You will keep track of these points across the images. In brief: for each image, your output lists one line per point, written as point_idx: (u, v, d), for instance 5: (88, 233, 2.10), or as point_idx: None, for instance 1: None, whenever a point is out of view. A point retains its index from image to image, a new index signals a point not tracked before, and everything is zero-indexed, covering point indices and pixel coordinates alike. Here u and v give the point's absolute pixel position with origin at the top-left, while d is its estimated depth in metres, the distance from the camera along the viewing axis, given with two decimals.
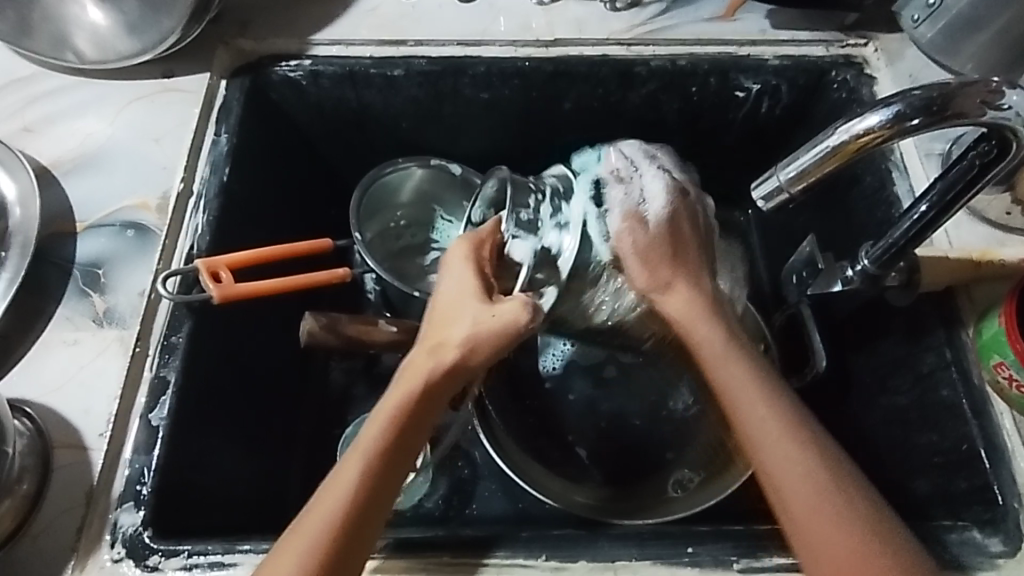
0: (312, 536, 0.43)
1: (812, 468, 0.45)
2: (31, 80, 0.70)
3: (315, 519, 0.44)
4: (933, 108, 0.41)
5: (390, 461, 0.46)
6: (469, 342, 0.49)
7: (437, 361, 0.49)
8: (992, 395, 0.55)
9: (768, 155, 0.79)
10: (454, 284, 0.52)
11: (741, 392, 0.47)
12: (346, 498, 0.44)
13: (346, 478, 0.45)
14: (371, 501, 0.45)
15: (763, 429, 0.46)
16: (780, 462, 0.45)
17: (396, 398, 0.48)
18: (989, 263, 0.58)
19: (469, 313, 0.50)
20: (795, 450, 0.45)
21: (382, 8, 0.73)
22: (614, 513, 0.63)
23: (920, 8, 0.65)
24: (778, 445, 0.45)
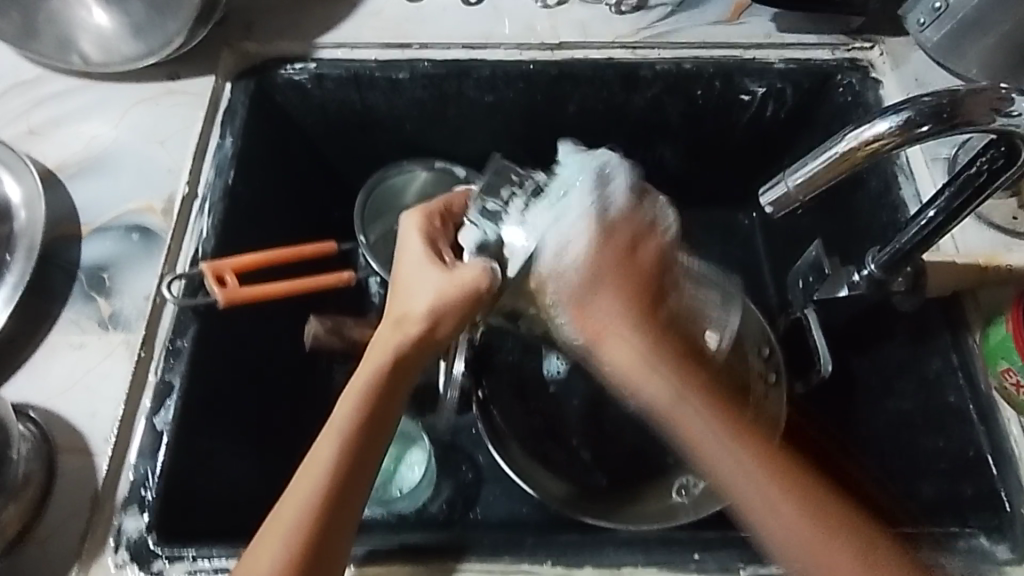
0: (295, 518, 0.44)
1: (802, 508, 0.43)
2: (37, 83, 0.70)
3: (293, 504, 0.44)
4: (943, 114, 0.40)
5: (366, 438, 0.46)
6: (435, 310, 0.49)
7: (403, 332, 0.49)
8: (999, 401, 0.54)
9: (773, 158, 0.79)
10: (411, 257, 0.51)
11: (723, 444, 0.44)
12: (324, 479, 0.44)
13: (324, 459, 0.45)
14: (352, 481, 0.45)
15: (751, 477, 0.44)
16: (761, 504, 0.43)
17: (366, 373, 0.48)
18: (995, 269, 0.58)
19: (429, 281, 0.50)
20: (784, 498, 0.43)
21: (386, 11, 0.73)
22: (616, 514, 0.62)
23: (926, 12, 0.65)
24: (766, 487, 0.43)
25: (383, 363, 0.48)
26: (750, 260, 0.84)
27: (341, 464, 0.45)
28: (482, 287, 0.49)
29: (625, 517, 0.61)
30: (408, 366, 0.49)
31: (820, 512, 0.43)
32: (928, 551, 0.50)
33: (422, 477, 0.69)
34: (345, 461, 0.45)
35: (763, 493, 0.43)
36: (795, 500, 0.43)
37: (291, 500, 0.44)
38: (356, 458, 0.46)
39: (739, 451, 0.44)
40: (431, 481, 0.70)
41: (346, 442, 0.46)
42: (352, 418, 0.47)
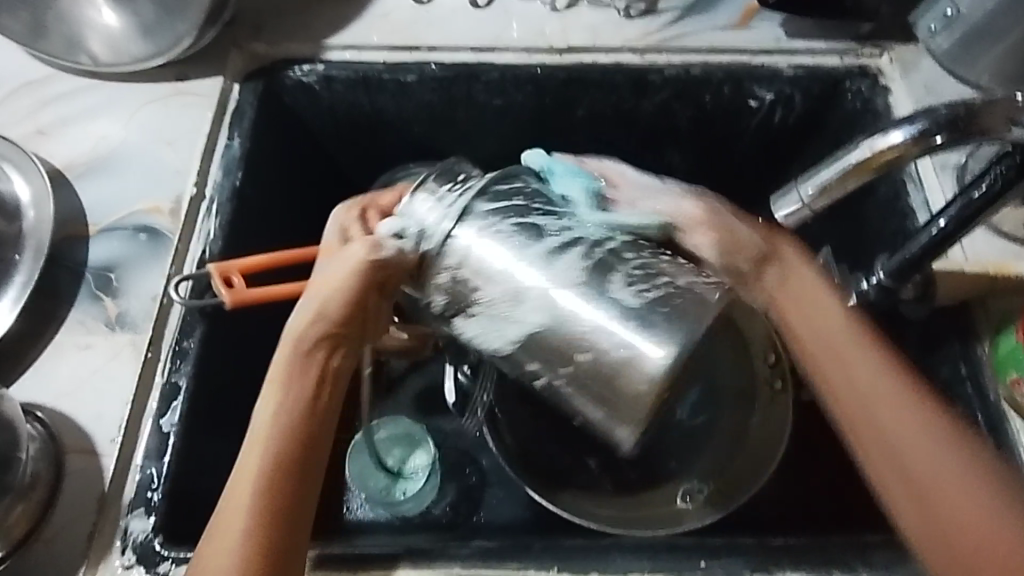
0: (240, 512, 0.45)
1: (963, 470, 0.45)
2: (45, 82, 0.70)
3: (243, 498, 0.45)
4: (958, 125, 0.40)
5: (294, 426, 0.48)
6: (325, 301, 0.50)
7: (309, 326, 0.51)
8: (1009, 412, 0.54)
9: (781, 164, 0.79)
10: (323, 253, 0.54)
11: (887, 390, 0.47)
12: (262, 470, 0.46)
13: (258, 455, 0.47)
14: (288, 467, 0.47)
15: (909, 438, 0.46)
16: (909, 453, 0.45)
17: (279, 370, 0.50)
18: (1006, 278, 0.58)
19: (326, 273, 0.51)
20: (935, 450, 0.45)
21: (396, 14, 0.73)
22: (620, 523, 0.61)
23: (938, 18, 0.66)
24: (895, 431, 0.46)
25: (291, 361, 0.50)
26: None
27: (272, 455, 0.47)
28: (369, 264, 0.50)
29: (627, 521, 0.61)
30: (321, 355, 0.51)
31: (959, 455, 0.45)
32: None
33: (426, 482, 0.68)
34: (277, 452, 0.47)
35: (874, 435, 0.46)
36: (950, 456, 0.45)
37: (234, 497, 0.46)
38: (288, 447, 0.47)
39: (882, 396, 0.47)
40: (436, 483, 0.69)
41: (274, 437, 0.48)
42: (274, 416, 0.48)
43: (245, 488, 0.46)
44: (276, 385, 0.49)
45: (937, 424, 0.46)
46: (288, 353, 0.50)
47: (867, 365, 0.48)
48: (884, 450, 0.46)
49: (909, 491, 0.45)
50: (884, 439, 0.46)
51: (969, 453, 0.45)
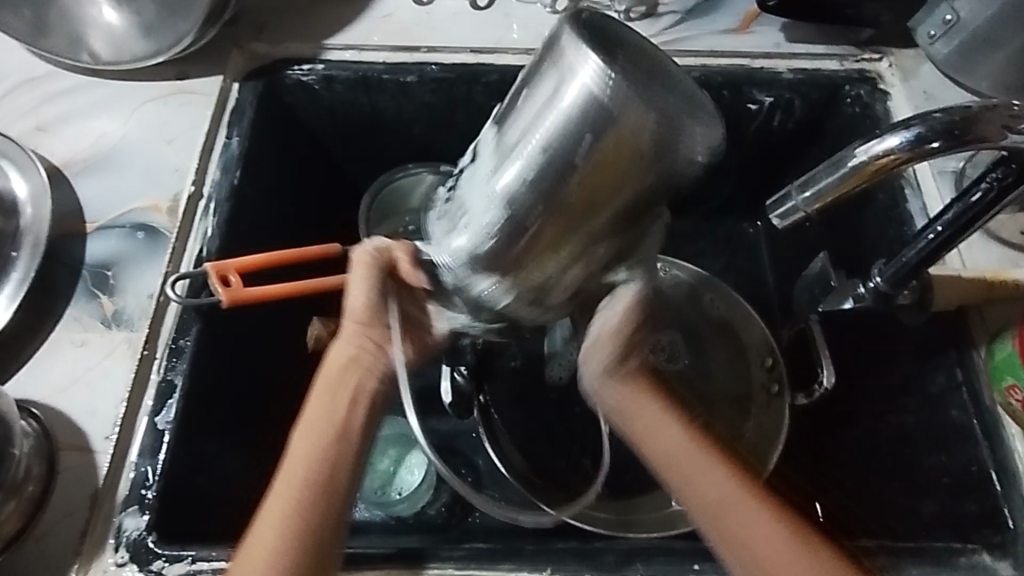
0: (276, 528, 0.43)
1: (779, 526, 0.45)
2: (46, 79, 0.70)
3: (278, 505, 0.44)
4: (954, 132, 0.40)
5: (328, 445, 0.46)
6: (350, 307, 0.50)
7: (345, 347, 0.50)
8: (1005, 419, 0.54)
9: (779, 169, 0.79)
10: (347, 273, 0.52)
11: (695, 454, 0.48)
12: (298, 488, 0.44)
13: (297, 466, 0.45)
14: (321, 486, 0.45)
15: (704, 479, 0.47)
16: (738, 514, 0.45)
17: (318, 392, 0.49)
18: (1003, 285, 0.58)
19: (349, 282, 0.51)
20: (758, 516, 0.45)
21: (396, 14, 0.73)
22: (615, 525, 0.61)
23: (937, 24, 0.66)
24: (699, 472, 0.47)
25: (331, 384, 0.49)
26: (754, 269, 0.84)
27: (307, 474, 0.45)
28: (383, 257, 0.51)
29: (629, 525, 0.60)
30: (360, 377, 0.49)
31: (778, 518, 0.45)
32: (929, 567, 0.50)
33: (420, 481, 0.69)
34: (310, 470, 0.45)
35: (688, 472, 0.47)
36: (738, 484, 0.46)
37: (269, 511, 0.44)
38: (321, 466, 0.45)
39: (695, 463, 0.47)
40: (432, 483, 0.69)
41: (310, 454, 0.46)
42: (308, 434, 0.47)
43: (281, 505, 0.44)
44: (314, 405, 0.48)
45: (719, 462, 0.47)
46: (325, 375, 0.49)
47: (677, 434, 0.49)
48: (693, 487, 0.47)
49: (719, 522, 0.45)
50: (705, 486, 0.46)
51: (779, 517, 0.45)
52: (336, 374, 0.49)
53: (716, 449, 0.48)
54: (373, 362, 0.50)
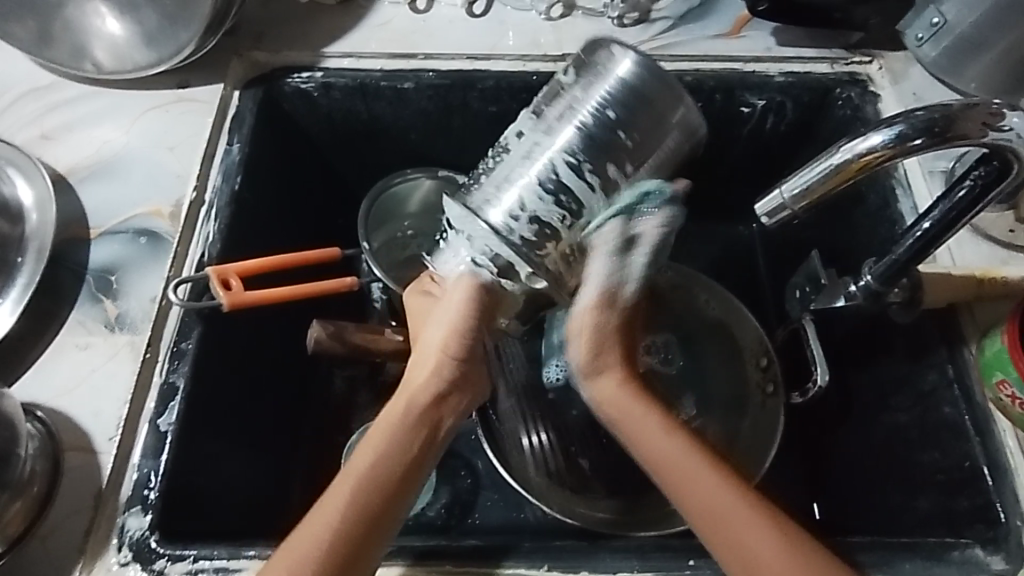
0: (320, 533, 0.46)
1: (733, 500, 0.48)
2: (50, 89, 0.71)
3: (344, 484, 0.48)
4: (935, 129, 0.42)
5: (390, 468, 0.49)
6: (445, 341, 0.53)
7: (426, 388, 0.52)
8: (995, 413, 0.55)
9: (771, 172, 0.79)
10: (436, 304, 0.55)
11: (693, 466, 0.50)
12: (348, 505, 0.47)
13: (368, 458, 0.49)
14: (379, 500, 0.48)
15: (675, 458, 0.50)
16: (730, 514, 0.48)
17: (384, 423, 0.51)
18: (992, 281, 0.58)
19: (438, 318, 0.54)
20: (761, 528, 0.47)
21: (393, 23, 0.74)
22: (656, 524, 0.62)
23: (925, 28, 0.67)
24: (699, 483, 0.49)
25: (399, 415, 0.51)
26: (751, 269, 0.84)
27: (359, 494, 0.47)
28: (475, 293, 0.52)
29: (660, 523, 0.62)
30: (432, 416, 0.51)
31: None
32: (922, 561, 0.50)
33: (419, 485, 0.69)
34: (363, 488, 0.48)
35: (659, 455, 0.51)
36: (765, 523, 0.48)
37: (330, 498, 0.48)
38: (372, 494, 0.48)
39: (693, 471, 0.50)
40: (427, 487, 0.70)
41: (375, 467, 0.49)
42: (379, 444, 0.50)
43: (339, 497, 0.47)
44: (392, 410, 0.51)
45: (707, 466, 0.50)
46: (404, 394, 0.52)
47: (678, 446, 0.51)
48: (690, 502, 0.49)
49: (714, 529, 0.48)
50: (699, 497, 0.49)
51: (771, 521, 0.48)
52: (422, 396, 0.51)
53: (717, 464, 0.50)
54: (450, 400, 0.52)
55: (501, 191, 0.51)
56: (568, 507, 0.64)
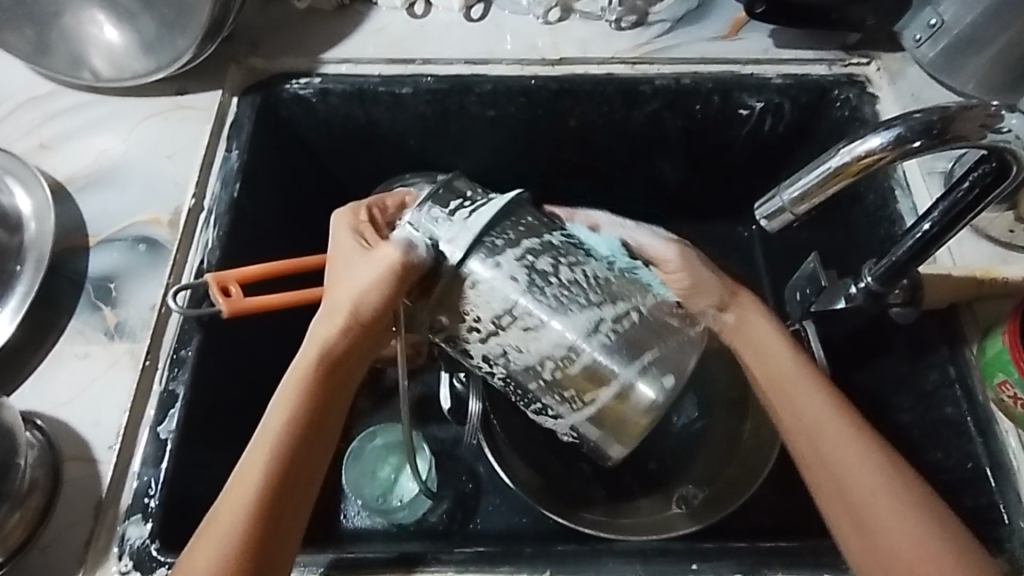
0: (250, 488, 0.47)
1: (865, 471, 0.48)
2: (49, 97, 0.71)
3: (262, 448, 0.48)
4: (934, 131, 0.42)
5: (306, 422, 0.50)
6: (352, 299, 0.51)
7: (333, 340, 0.52)
8: (998, 413, 0.55)
9: (770, 174, 0.79)
10: (362, 273, 0.51)
11: (830, 420, 0.50)
12: (269, 462, 0.48)
13: (279, 421, 0.49)
14: (295, 462, 0.48)
15: (809, 410, 0.51)
16: (832, 446, 0.50)
17: (292, 384, 0.51)
18: (992, 282, 0.58)
19: (356, 271, 0.51)
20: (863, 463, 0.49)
21: (390, 29, 0.75)
22: (659, 526, 0.62)
23: (922, 29, 0.68)
24: (829, 437, 0.50)
25: (310, 367, 0.51)
26: (750, 271, 0.84)
27: (278, 449, 0.48)
28: (403, 261, 0.49)
29: (650, 525, 0.62)
30: (342, 363, 0.52)
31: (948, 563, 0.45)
32: None
33: (419, 489, 0.68)
34: (277, 455, 0.48)
35: (789, 397, 0.52)
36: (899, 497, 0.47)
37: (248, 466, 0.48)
38: (289, 455, 0.48)
39: (797, 385, 0.52)
40: (431, 492, 0.69)
41: (288, 433, 0.49)
42: (289, 411, 0.49)
43: (257, 466, 0.48)
44: (302, 374, 0.51)
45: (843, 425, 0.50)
46: (311, 357, 0.51)
47: (797, 366, 0.53)
48: (789, 417, 0.52)
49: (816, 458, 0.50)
50: (830, 452, 0.49)
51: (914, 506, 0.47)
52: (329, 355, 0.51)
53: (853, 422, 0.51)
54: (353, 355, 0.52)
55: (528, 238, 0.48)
56: (570, 511, 0.64)
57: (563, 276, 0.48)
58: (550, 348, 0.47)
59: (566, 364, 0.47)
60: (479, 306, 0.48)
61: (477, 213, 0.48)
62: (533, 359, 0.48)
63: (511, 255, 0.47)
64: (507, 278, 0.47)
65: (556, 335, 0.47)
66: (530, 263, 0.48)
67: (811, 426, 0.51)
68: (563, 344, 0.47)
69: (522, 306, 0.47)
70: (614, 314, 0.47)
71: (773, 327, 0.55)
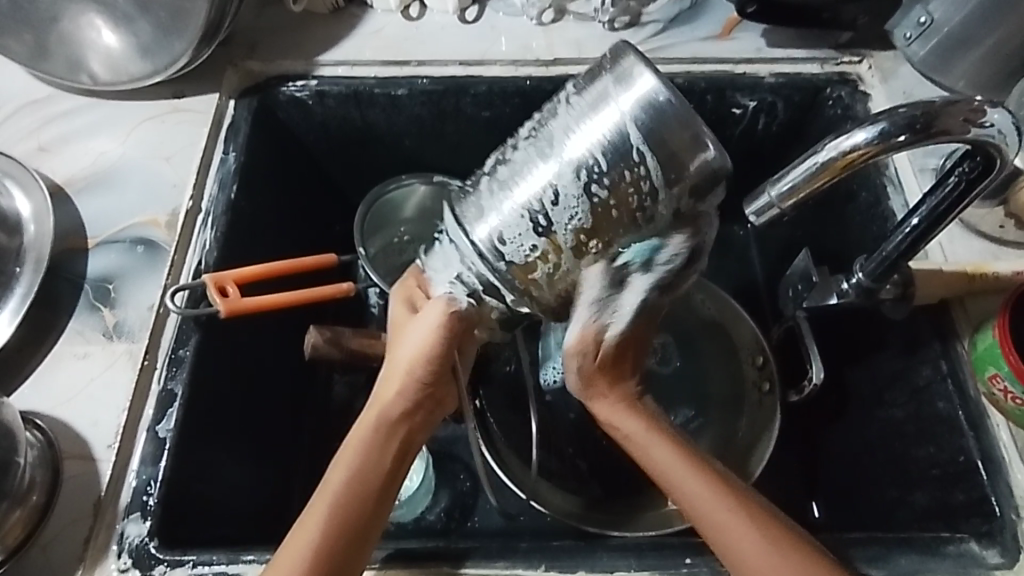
0: (307, 545, 0.46)
1: (764, 544, 0.46)
2: (48, 101, 0.72)
3: (323, 500, 0.48)
4: (918, 126, 0.42)
5: (367, 480, 0.49)
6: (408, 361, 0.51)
7: (395, 402, 0.51)
8: (989, 407, 0.55)
9: (764, 172, 0.80)
10: (415, 336, 0.51)
11: (712, 501, 0.48)
12: (327, 520, 0.47)
13: (338, 477, 0.49)
14: (355, 519, 0.48)
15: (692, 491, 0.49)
16: (725, 524, 0.47)
17: (355, 439, 0.51)
18: (983, 277, 0.58)
19: (411, 329, 0.52)
20: (753, 532, 0.47)
21: (385, 31, 0.75)
22: (655, 522, 0.63)
23: (912, 26, 0.67)
24: (715, 519, 0.48)
25: (371, 426, 0.51)
26: (746, 270, 0.85)
27: (339, 506, 0.48)
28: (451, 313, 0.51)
29: (648, 521, 0.63)
30: (402, 424, 0.52)
31: None
32: (917, 556, 0.51)
33: (417, 488, 0.70)
34: (341, 507, 0.48)
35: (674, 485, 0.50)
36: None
37: (308, 518, 0.48)
38: (351, 512, 0.48)
39: (681, 472, 0.50)
40: (428, 489, 0.71)
41: (348, 488, 0.48)
42: (351, 467, 0.49)
43: (317, 519, 0.47)
44: (363, 431, 0.51)
45: (730, 503, 0.48)
46: (373, 414, 0.52)
47: (669, 446, 0.52)
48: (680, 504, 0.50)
49: (707, 526, 0.48)
50: (721, 535, 0.47)
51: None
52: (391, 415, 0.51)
53: (735, 491, 0.49)
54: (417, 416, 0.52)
55: (482, 181, 0.50)
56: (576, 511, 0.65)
57: (511, 161, 0.49)
58: (568, 182, 0.46)
59: (595, 187, 0.46)
60: (522, 246, 0.48)
61: (448, 225, 0.52)
62: (569, 171, 0.46)
63: (486, 200, 0.49)
64: (501, 212, 0.48)
65: (556, 174, 0.47)
66: (490, 187, 0.50)
67: (698, 508, 0.49)
68: (566, 174, 0.46)
69: (523, 150, 0.49)
70: (558, 121, 0.47)
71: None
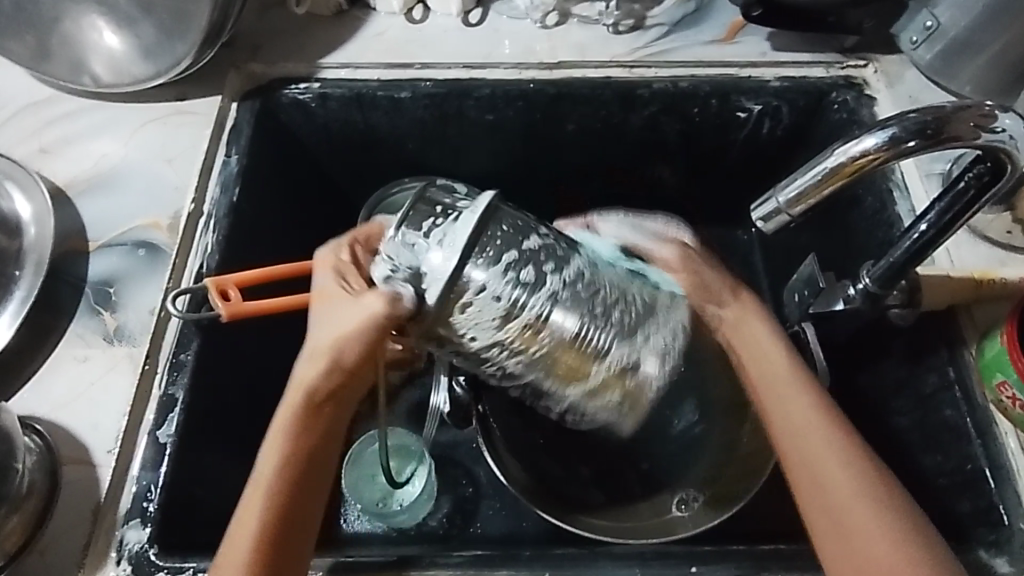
0: (247, 533, 0.47)
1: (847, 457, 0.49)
2: (49, 103, 0.72)
3: (257, 490, 0.48)
4: (929, 131, 0.42)
5: (298, 463, 0.49)
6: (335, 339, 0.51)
7: (318, 378, 0.51)
8: (996, 415, 0.55)
9: (768, 177, 0.79)
10: (345, 318, 0.51)
11: (810, 414, 0.51)
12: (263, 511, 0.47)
13: (270, 465, 0.49)
14: (286, 504, 0.48)
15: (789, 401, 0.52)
16: (815, 436, 0.50)
17: (280, 421, 0.51)
18: (990, 283, 0.59)
19: (342, 311, 0.51)
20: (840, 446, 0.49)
21: (389, 33, 0.75)
22: (662, 529, 0.62)
23: (919, 30, 0.67)
24: (808, 428, 0.50)
25: (295, 407, 0.51)
26: (750, 274, 0.84)
27: (273, 489, 0.48)
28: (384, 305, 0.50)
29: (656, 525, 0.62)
30: (324, 402, 0.51)
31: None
32: None
33: (420, 492, 0.68)
34: (275, 495, 0.48)
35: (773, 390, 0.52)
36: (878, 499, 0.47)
37: (246, 512, 0.48)
38: (283, 498, 0.48)
39: (784, 383, 0.52)
40: (430, 494, 0.69)
41: (280, 475, 0.48)
42: (281, 452, 0.49)
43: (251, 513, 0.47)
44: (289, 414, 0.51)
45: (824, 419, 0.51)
46: (297, 394, 0.51)
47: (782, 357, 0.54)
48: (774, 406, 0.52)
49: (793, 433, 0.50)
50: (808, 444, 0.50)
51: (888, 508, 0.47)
52: (314, 396, 0.51)
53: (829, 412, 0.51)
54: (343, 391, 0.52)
55: (505, 252, 0.48)
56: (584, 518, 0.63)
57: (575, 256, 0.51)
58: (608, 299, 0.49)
59: (569, 345, 0.48)
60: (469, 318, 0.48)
61: (456, 230, 0.49)
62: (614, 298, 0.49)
63: (494, 272, 0.48)
64: (493, 293, 0.48)
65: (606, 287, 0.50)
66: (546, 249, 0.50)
67: (791, 416, 0.51)
68: (566, 329, 0.48)
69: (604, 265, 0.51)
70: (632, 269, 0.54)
71: (772, 337, 0.54)
